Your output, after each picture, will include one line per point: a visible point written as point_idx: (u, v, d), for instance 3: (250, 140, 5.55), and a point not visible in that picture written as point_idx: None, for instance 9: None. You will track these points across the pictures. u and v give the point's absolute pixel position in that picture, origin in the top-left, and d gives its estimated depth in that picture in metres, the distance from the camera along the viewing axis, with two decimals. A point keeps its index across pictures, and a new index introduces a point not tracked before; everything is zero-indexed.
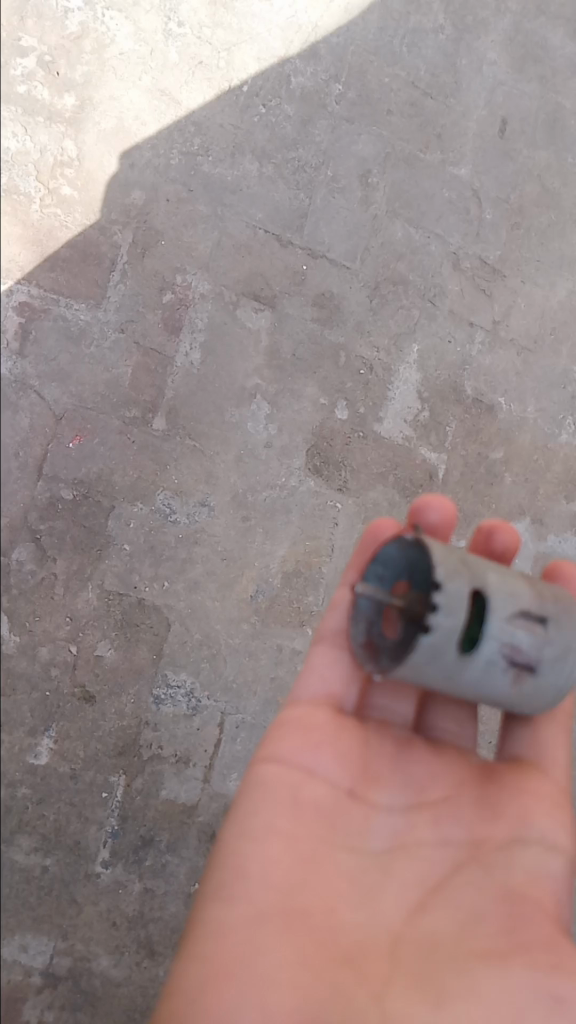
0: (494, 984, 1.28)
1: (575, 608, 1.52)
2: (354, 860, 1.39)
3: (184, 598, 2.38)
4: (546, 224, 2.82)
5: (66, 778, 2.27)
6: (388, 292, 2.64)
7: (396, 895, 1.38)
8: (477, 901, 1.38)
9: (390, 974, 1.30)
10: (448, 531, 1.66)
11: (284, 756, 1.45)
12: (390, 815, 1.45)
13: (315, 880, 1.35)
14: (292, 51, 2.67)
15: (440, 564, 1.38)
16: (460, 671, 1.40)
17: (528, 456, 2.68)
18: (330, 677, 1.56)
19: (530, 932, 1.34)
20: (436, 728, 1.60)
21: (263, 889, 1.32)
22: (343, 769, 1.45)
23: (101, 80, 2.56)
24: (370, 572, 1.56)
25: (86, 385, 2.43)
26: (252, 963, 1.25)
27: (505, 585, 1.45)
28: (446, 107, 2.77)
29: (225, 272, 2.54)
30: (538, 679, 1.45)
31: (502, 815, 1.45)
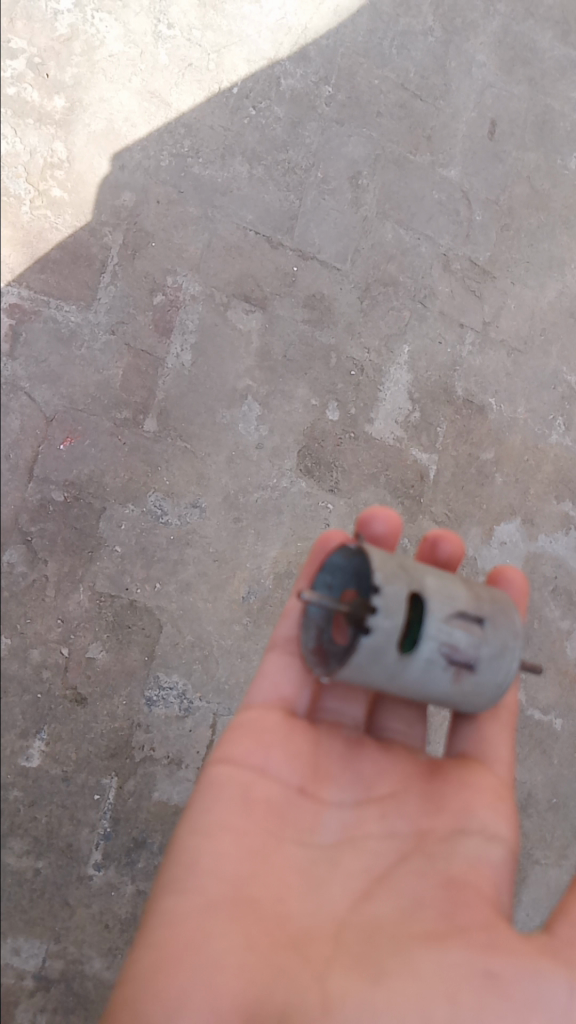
0: (432, 966, 1.26)
1: (510, 608, 1.55)
2: (305, 852, 1.40)
3: (176, 599, 2.38)
4: (536, 225, 2.84)
5: (58, 780, 2.27)
6: (379, 293, 2.65)
7: (345, 885, 1.37)
8: (420, 888, 1.36)
9: (333, 958, 1.28)
10: (394, 541, 1.74)
11: (235, 755, 1.46)
12: (340, 810, 1.46)
13: (265, 871, 1.35)
14: (282, 53, 2.67)
15: (379, 567, 1.40)
16: (403, 670, 1.41)
17: (519, 456, 2.69)
18: (283, 680, 1.57)
19: (470, 916, 1.31)
20: (387, 727, 1.64)
21: (213, 880, 1.33)
22: (295, 767, 1.47)
23: (91, 82, 2.56)
24: (319, 580, 1.60)
25: (77, 386, 2.43)
26: (203, 951, 1.26)
27: (443, 587, 1.48)
28: (436, 109, 2.78)
29: (216, 273, 2.55)
30: (478, 676, 1.46)
31: (445, 809, 1.45)
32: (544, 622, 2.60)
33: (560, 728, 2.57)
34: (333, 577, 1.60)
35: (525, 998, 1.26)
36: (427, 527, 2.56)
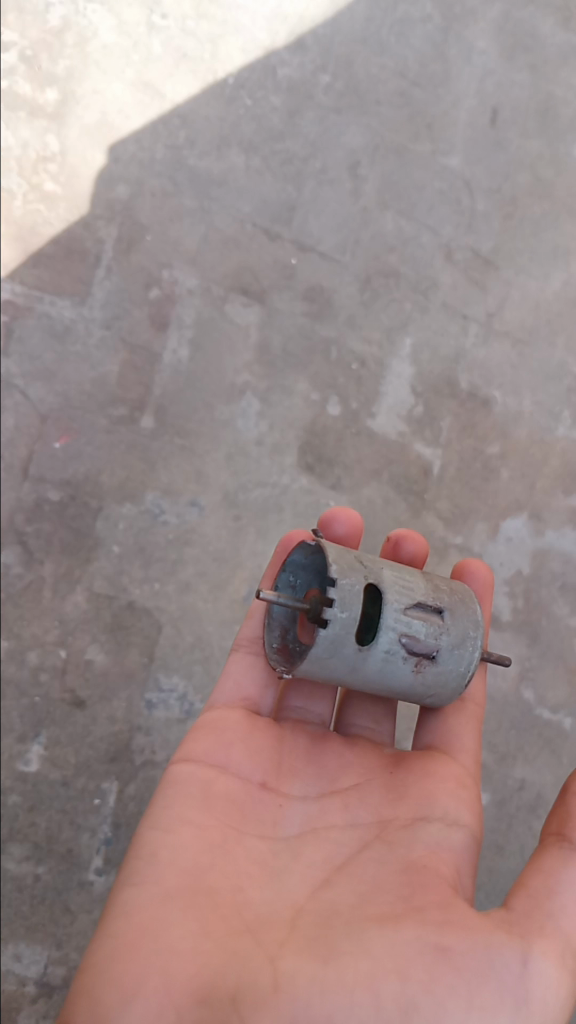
0: (383, 940, 1.12)
1: (467, 599, 1.58)
2: (264, 846, 1.34)
3: (176, 600, 2.32)
4: (540, 213, 2.76)
5: (57, 785, 2.21)
6: (380, 284, 2.60)
7: (304, 875, 1.29)
8: (378, 874, 1.27)
9: (284, 942, 1.15)
10: (356, 541, 1.83)
11: (198, 754, 1.46)
12: (302, 804, 1.43)
13: (224, 861, 1.28)
14: (278, 42, 2.62)
15: (336, 561, 1.41)
16: (363, 662, 1.42)
17: (526, 450, 2.61)
18: (247, 681, 1.63)
19: (428, 894, 1.21)
20: (353, 723, 1.67)
21: (170, 868, 1.25)
22: (258, 764, 1.47)
23: (84, 74, 2.52)
24: (282, 580, 1.65)
25: (72, 384, 2.39)
26: (154, 936, 1.15)
27: (401, 581, 1.49)
28: (435, 96, 2.71)
29: (213, 267, 2.50)
30: (438, 665, 1.48)
31: (406, 797, 1.41)
32: (552, 620, 2.52)
33: (570, 728, 2.47)
34: (295, 577, 1.65)
35: (485, 973, 1.10)
36: (431, 523, 2.49)
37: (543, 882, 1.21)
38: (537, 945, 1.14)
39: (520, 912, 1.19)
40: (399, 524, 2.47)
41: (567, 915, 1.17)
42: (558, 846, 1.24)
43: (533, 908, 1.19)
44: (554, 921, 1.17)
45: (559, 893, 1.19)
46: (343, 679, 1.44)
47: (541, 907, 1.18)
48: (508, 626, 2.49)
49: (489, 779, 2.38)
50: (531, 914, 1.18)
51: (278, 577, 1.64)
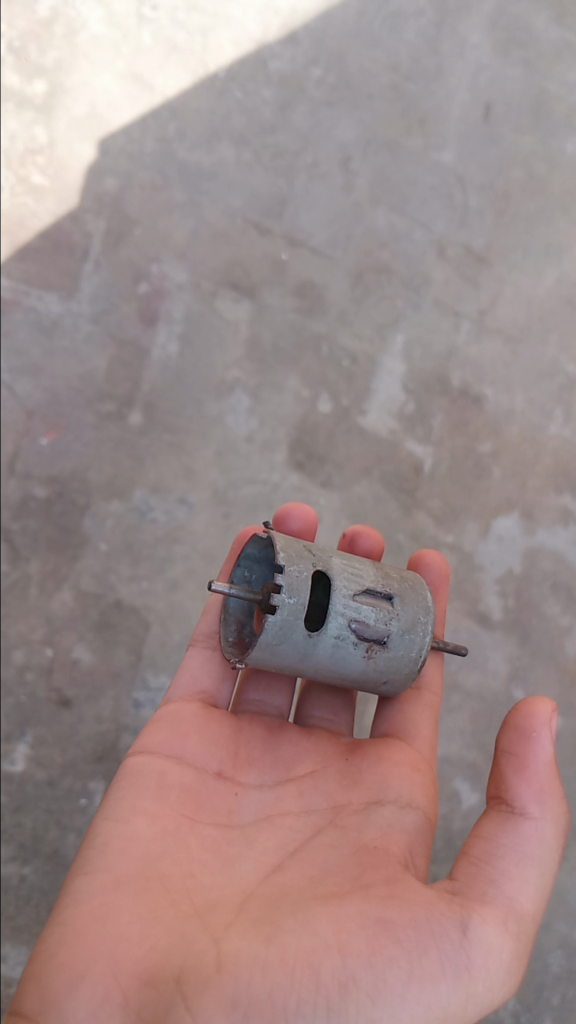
0: (327, 916, 1.09)
1: (418, 585, 1.57)
2: (220, 833, 1.31)
3: (164, 598, 2.29)
4: (532, 210, 2.74)
5: (43, 785, 2.16)
6: (371, 280, 2.57)
7: (257, 860, 1.26)
8: (330, 857, 1.24)
9: (231, 921, 1.11)
10: (311, 536, 1.81)
11: (152, 747, 1.42)
12: (258, 792, 1.40)
13: (177, 849, 1.24)
14: (270, 35, 2.59)
15: (283, 548, 1.40)
16: (313, 648, 1.40)
17: (517, 448, 2.60)
18: (203, 676, 1.60)
19: (377, 874, 1.18)
20: (311, 714, 1.65)
21: (122, 858, 1.21)
22: (214, 755, 1.44)
23: (73, 66, 2.49)
24: (237, 574, 1.66)
25: (59, 379, 2.36)
26: (103, 923, 1.11)
27: (350, 568, 1.48)
28: (428, 92, 2.69)
29: (202, 261, 2.47)
30: (390, 651, 1.47)
31: (360, 784, 1.39)
32: (542, 618, 2.51)
33: (560, 727, 2.44)
34: (251, 571, 1.66)
35: (427, 946, 1.08)
36: (422, 522, 2.47)
37: (482, 850, 1.25)
38: (477, 914, 1.14)
39: (464, 885, 1.21)
40: (390, 522, 2.45)
41: (510, 881, 1.20)
42: (498, 812, 1.28)
43: (475, 878, 1.22)
44: (496, 889, 1.19)
45: (500, 860, 1.22)
46: (293, 667, 1.43)
47: (482, 876, 1.21)
48: (499, 626, 2.47)
49: (481, 780, 2.34)
50: (473, 883, 1.21)
51: (233, 570, 1.65)
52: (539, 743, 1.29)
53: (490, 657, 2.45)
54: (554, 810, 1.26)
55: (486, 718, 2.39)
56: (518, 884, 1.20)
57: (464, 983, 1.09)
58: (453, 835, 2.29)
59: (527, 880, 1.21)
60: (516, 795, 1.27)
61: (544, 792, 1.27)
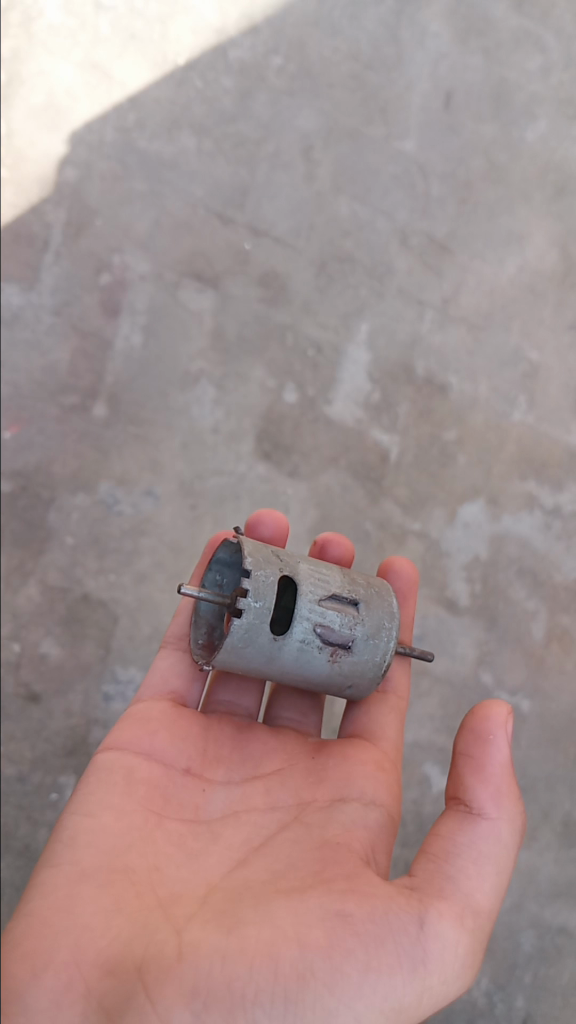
0: (288, 909, 1.09)
1: (384, 591, 1.58)
2: (186, 828, 1.31)
3: (132, 591, 2.28)
4: (494, 199, 2.77)
5: (14, 781, 2.15)
6: (335, 269, 2.58)
7: (222, 854, 1.25)
8: (294, 852, 1.25)
9: (193, 914, 1.11)
10: (282, 544, 1.80)
11: (122, 743, 1.42)
12: (225, 789, 1.40)
13: (143, 842, 1.24)
14: (229, 23, 2.57)
15: (250, 554, 1.41)
16: (278, 651, 1.41)
17: (482, 435, 2.62)
18: (173, 676, 1.60)
19: (338, 867, 1.19)
20: (280, 715, 1.65)
21: (89, 849, 1.20)
22: (182, 751, 1.44)
23: (30, 55, 2.45)
24: (208, 578, 1.66)
25: (22, 372, 2.34)
26: (68, 913, 1.10)
27: (317, 574, 1.49)
28: (389, 80, 2.69)
29: (165, 251, 2.46)
30: (354, 655, 1.48)
31: (326, 781, 1.40)
32: (509, 603, 2.54)
33: (527, 710, 2.48)
34: (222, 574, 1.67)
35: (383, 938, 1.09)
36: (389, 509, 2.49)
37: (440, 847, 1.26)
38: (434, 908, 1.16)
39: (422, 879, 1.23)
40: (358, 510, 2.46)
41: (468, 878, 1.22)
42: (456, 811, 1.30)
43: (434, 874, 1.23)
44: (454, 885, 1.21)
45: (458, 857, 1.24)
46: (258, 670, 1.44)
47: (441, 873, 1.23)
48: (466, 611, 2.50)
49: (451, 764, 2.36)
50: (431, 878, 1.22)
51: (204, 575, 1.65)
52: (496, 745, 1.31)
53: (458, 642, 2.47)
54: (511, 810, 1.29)
55: (455, 703, 2.42)
56: (476, 880, 1.22)
57: (420, 976, 1.10)
58: (424, 819, 2.31)
59: (485, 877, 1.23)
60: (473, 795, 1.29)
61: (501, 792, 1.29)
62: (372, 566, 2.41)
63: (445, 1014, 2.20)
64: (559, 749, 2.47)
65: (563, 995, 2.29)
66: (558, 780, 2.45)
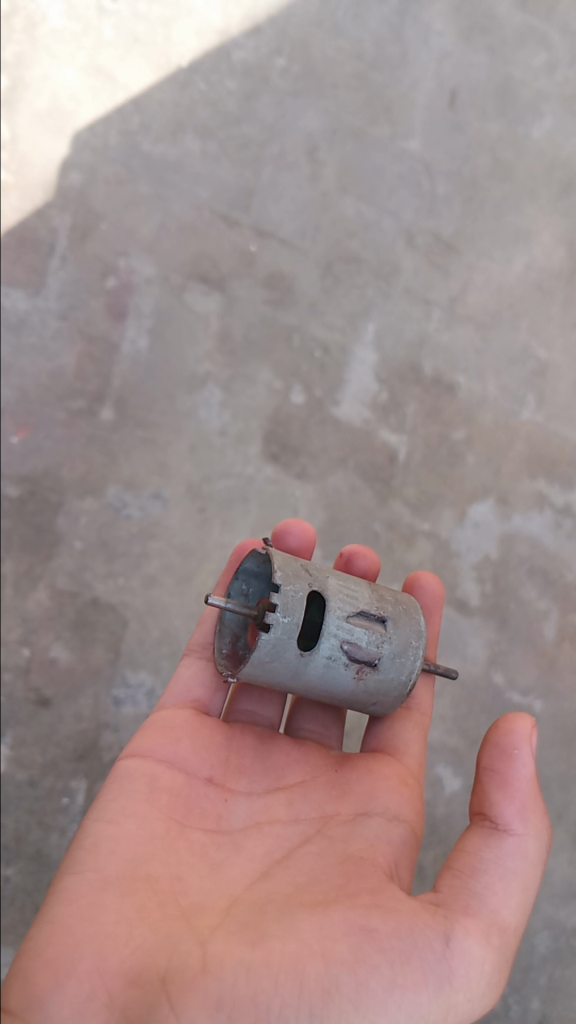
0: (312, 923, 1.08)
1: (412, 609, 1.56)
2: (208, 839, 1.30)
3: (141, 595, 2.28)
4: (500, 197, 2.76)
5: (24, 785, 2.15)
6: (341, 270, 2.57)
7: (245, 866, 1.25)
8: (317, 865, 1.24)
9: (217, 926, 1.10)
10: (308, 556, 1.79)
11: (145, 751, 1.41)
12: (248, 800, 1.39)
13: (166, 852, 1.23)
14: (232, 25, 2.57)
15: (280, 568, 1.40)
16: (304, 667, 1.40)
17: (491, 435, 2.60)
18: (196, 686, 1.59)
19: (362, 882, 1.18)
20: (302, 727, 1.64)
21: (112, 858, 1.20)
22: (205, 761, 1.43)
23: (34, 60, 2.45)
24: (234, 587, 1.64)
25: (28, 377, 2.34)
26: (91, 921, 1.10)
27: (346, 589, 1.48)
28: (393, 79, 2.68)
29: (170, 254, 2.46)
30: (380, 673, 1.47)
31: (350, 795, 1.39)
32: (520, 604, 2.52)
33: (539, 710, 2.46)
34: (248, 584, 1.65)
35: (408, 954, 1.08)
36: (398, 510, 2.48)
37: (466, 862, 1.25)
38: (459, 925, 1.15)
39: (447, 895, 1.22)
40: (367, 512, 2.45)
41: (494, 895, 1.21)
42: (481, 827, 1.29)
43: (460, 891, 1.22)
44: (479, 901, 1.20)
45: (483, 874, 1.23)
46: (282, 684, 1.43)
47: (467, 889, 1.22)
48: (477, 612, 2.48)
49: (463, 765, 2.35)
50: (456, 894, 1.22)
51: (230, 584, 1.64)
52: (520, 760, 1.30)
53: (469, 643, 2.46)
54: (536, 826, 1.28)
55: (466, 705, 2.41)
56: (502, 897, 1.21)
57: (445, 993, 1.10)
58: (436, 821, 2.30)
59: (511, 894, 1.22)
60: (499, 810, 1.27)
61: (527, 807, 1.28)
62: (382, 568, 2.40)
63: None
64: (572, 749, 2.46)
65: None
66: (572, 781, 2.43)
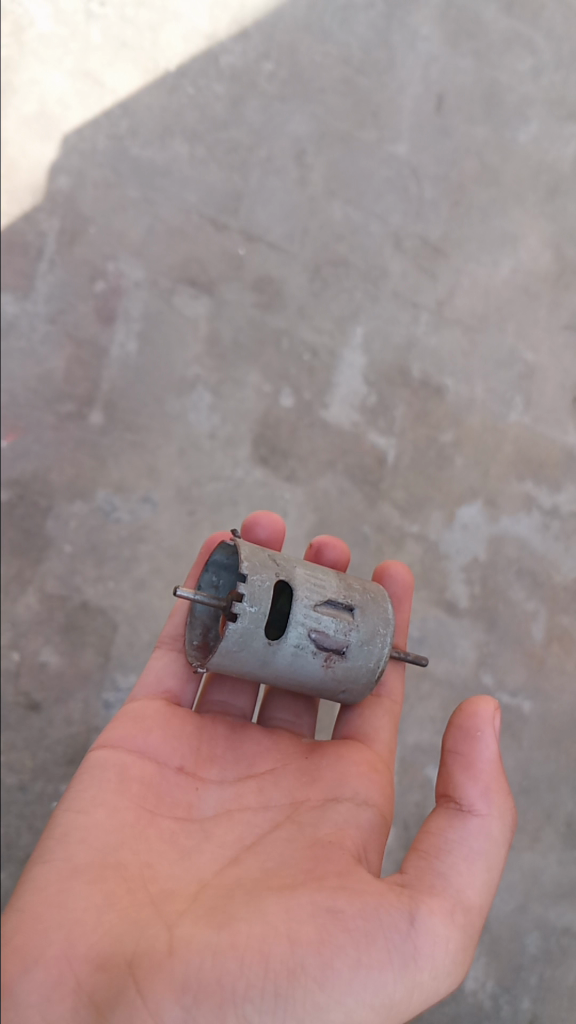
0: (279, 905, 1.08)
1: (380, 597, 1.57)
2: (179, 827, 1.30)
3: (131, 598, 2.28)
4: (487, 201, 2.78)
5: (14, 790, 2.14)
6: (329, 273, 2.58)
7: (215, 853, 1.25)
8: (286, 850, 1.24)
9: (185, 910, 1.09)
10: (278, 546, 1.80)
11: (116, 741, 1.42)
12: (219, 788, 1.40)
13: (136, 841, 1.23)
14: (220, 30, 2.58)
15: (247, 558, 1.40)
16: (273, 656, 1.41)
17: (479, 437, 2.62)
18: (167, 676, 1.60)
19: (330, 865, 1.18)
20: (273, 716, 1.65)
21: (81, 846, 1.19)
22: (176, 750, 1.44)
23: (21, 64, 2.46)
24: (204, 580, 1.65)
25: (17, 381, 2.34)
26: (59, 908, 1.09)
27: (313, 578, 1.49)
28: (380, 84, 2.69)
29: (159, 258, 2.46)
30: (348, 660, 1.48)
31: (318, 781, 1.40)
32: (508, 604, 2.54)
33: (528, 711, 2.48)
34: (218, 577, 1.66)
35: (374, 934, 1.08)
36: (387, 512, 2.49)
37: (431, 844, 1.27)
38: (424, 905, 1.15)
39: (413, 875, 1.23)
40: (355, 514, 2.46)
41: (458, 874, 1.22)
42: (446, 809, 1.31)
43: (425, 871, 1.23)
44: (444, 881, 1.21)
45: (448, 854, 1.24)
46: (251, 674, 1.43)
47: (432, 869, 1.23)
48: (467, 613, 2.50)
49: None
50: (421, 875, 1.22)
51: (200, 577, 1.64)
52: (484, 742, 1.33)
53: (458, 644, 2.47)
54: (501, 807, 1.30)
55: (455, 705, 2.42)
56: (466, 876, 1.23)
57: (410, 971, 1.10)
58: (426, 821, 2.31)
59: (475, 873, 1.23)
60: (463, 792, 1.30)
61: (490, 789, 1.30)
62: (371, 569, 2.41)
63: (451, 1016, 2.20)
64: (561, 749, 2.47)
65: (568, 996, 2.29)
66: (561, 781, 2.45)
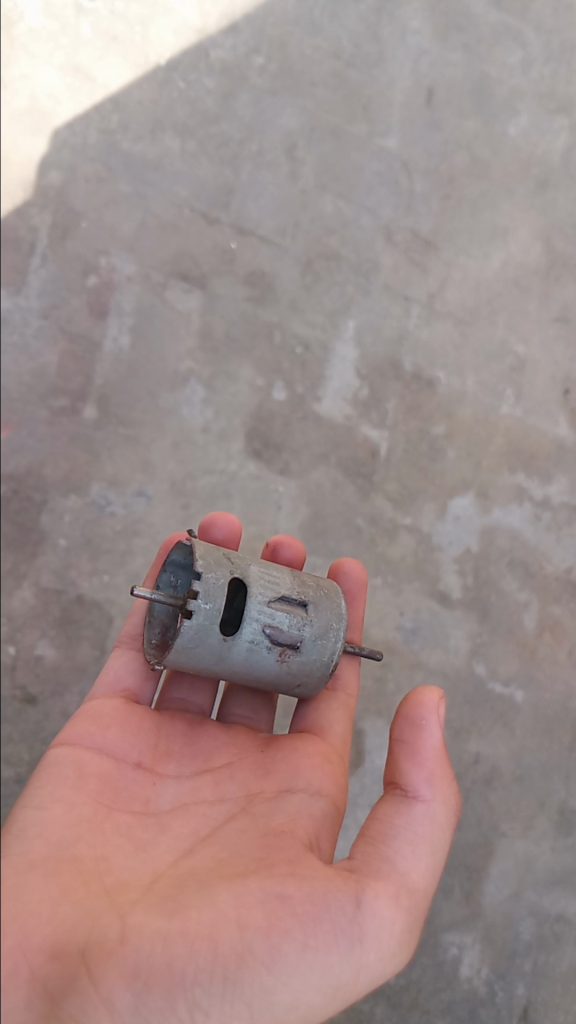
0: (230, 891, 1.09)
1: (333, 593, 1.59)
2: (134, 820, 1.30)
3: (126, 591, 2.30)
4: (477, 194, 2.79)
5: (11, 783, 2.15)
6: (321, 267, 2.59)
7: (170, 844, 1.25)
8: (239, 839, 1.25)
9: (138, 900, 1.10)
10: (233, 546, 1.82)
11: (74, 739, 1.42)
12: (176, 784, 1.41)
13: (92, 833, 1.22)
14: (210, 23, 2.57)
15: (201, 557, 1.42)
16: (228, 651, 1.43)
17: (471, 428, 2.64)
18: (126, 675, 1.61)
19: (282, 853, 1.19)
20: (232, 713, 1.67)
21: (37, 840, 1.17)
22: (134, 748, 1.45)
23: (11, 59, 2.45)
24: (163, 581, 1.68)
25: (10, 376, 2.34)
26: (13, 899, 1.06)
27: (267, 575, 1.51)
28: (370, 77, 2.70)
29: (151, 253, 2.47)
30: (303, 655, 1.49)
31: (273, 773, 1.42)
32: (500, 595, 2.56)
33: (520, 700, 2.50)
34: (176, 577, 1.68)
35: (320, 916, 1.10)
36: (380, 505, 2.51)
37: (378, 830, 1.30)
38: (371, 889, 1.17)
39: (361, 861, 1.25)
40: (349, 507, 2.48)
41: (404, 857, 1.25)
42: (392, 796, 1.35)
43: (372, 856, 1.26)
44: (390, 864, 1.24)
45: (394, 839, 1.27)
46: (207, 670, 1.45)
47: (378, 854, 1.26)
48: (459, 604, 2.52)
49: None
50: (368, 860, 1.25)
51: (158, 577, 1.67)
52: (428, 730, 1.37)
53: (451, 634, 2.49)
54: (444, 792, 1.34)
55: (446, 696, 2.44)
56: (411, 859, 1.25)
57: (356, 953, 1.12)
58: None
59: (420, 857, 1.26)
60: (408, 778, 1.34)
61: (435, 775, 1.34)
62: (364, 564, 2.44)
63: (447, 1002, 2.23)
64: (552, 738, 2.50)
65: (562, 981, 2.33)
66: (553, 769, 2.48)
